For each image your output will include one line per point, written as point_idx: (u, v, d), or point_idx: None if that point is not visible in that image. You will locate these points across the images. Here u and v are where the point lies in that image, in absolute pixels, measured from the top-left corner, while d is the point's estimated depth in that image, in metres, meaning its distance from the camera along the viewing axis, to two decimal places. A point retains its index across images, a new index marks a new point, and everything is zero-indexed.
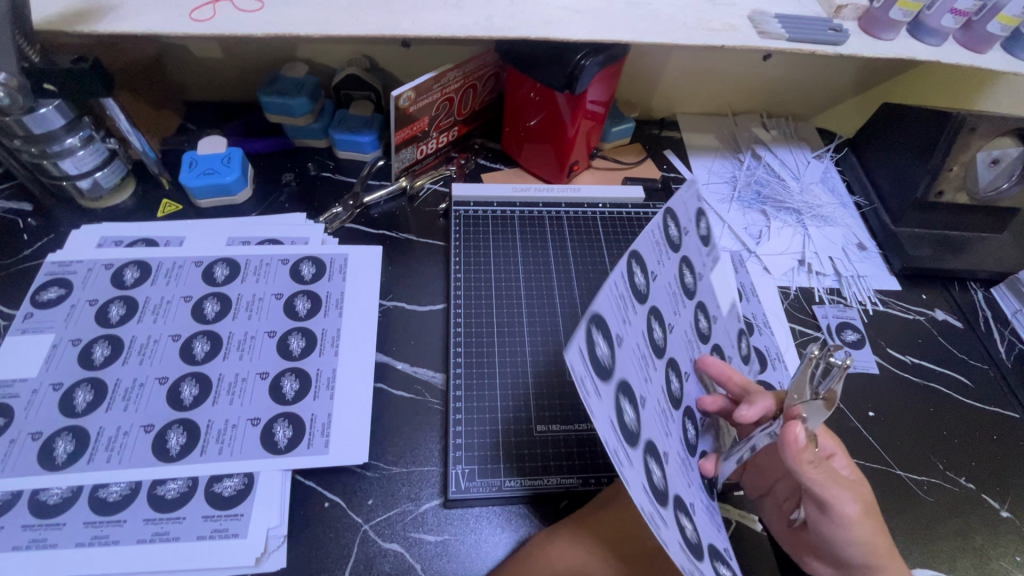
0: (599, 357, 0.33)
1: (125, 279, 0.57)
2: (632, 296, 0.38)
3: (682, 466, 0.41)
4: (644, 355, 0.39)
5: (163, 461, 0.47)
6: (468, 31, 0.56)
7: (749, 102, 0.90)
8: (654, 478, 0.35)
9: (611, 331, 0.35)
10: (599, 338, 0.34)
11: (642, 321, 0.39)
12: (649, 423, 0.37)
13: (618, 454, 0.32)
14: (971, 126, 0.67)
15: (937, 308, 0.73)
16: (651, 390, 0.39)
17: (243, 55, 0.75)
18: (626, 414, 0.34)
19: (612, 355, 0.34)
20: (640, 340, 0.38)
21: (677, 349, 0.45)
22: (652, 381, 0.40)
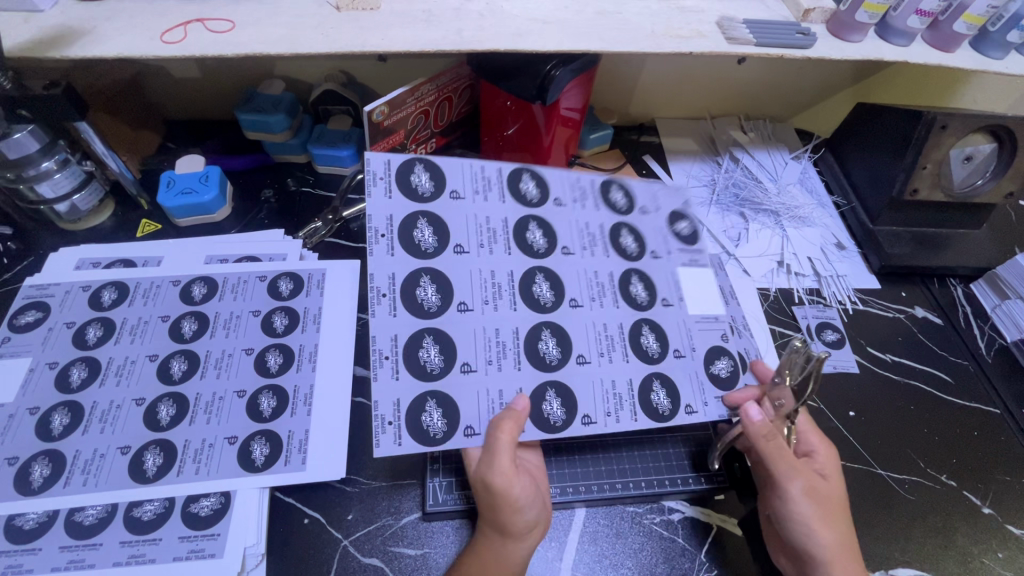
0: (526, 192, 0.55)
1: (103, 301, 0.58)
2: (593, 196, 0.57)
3: (488, 342, 0.49)
4: (485, 237, 0.52)
5: (140, 482, 0.47)
6: (437, 45, 0.57)
7: (727, 105, 0.91)
8: (414, 294, 0.48)
9: (557, 198, 0.56)
10: (529, 181, 0.55)
11: (567, 230, 0.55)
12: (450, 269, 0.50)
13: (490, 189, 0.53)
14: (942, 124, 0.67)
15: (917, 305, 0.73)
16: (478, 259, 0.51)
17: (220, 74, 0.75)
18: (532, 236, 0.53)
19: (534, 207, 0.55)
20: (581, 224, 0.56)
21: (578, 324, 0.52)
22: (489, 264, 0.51)
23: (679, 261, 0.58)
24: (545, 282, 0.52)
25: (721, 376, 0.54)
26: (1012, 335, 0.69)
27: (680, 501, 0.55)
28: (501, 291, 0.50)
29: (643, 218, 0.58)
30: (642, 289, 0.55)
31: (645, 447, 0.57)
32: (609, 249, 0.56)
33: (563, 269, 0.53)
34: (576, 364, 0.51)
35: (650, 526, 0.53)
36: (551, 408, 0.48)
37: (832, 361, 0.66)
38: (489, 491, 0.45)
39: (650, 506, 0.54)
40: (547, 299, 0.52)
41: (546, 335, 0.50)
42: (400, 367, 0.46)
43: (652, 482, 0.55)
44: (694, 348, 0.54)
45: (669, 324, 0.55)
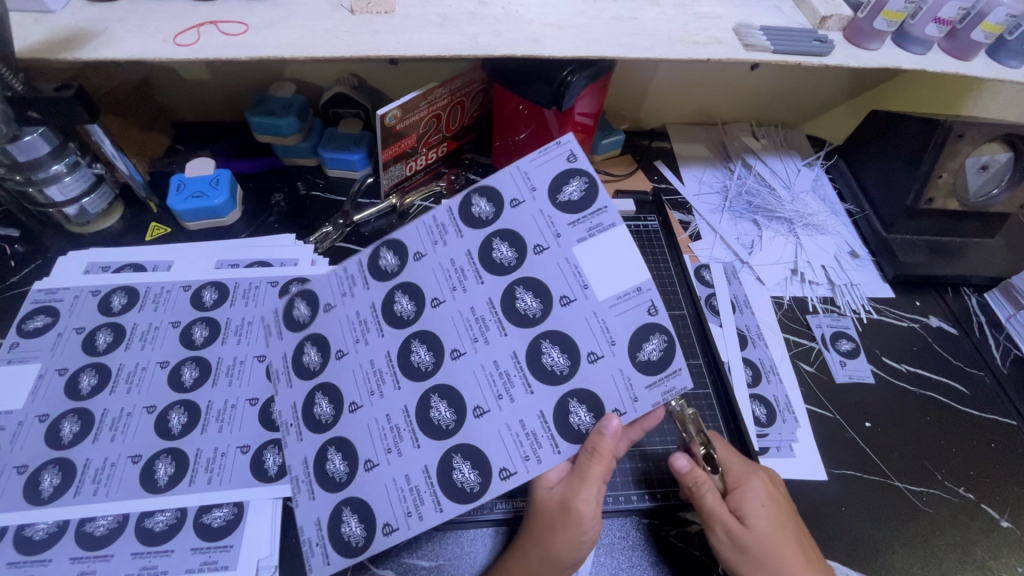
0: (385, 266, 0.51)
1: (113, 306, 0.57)
2: (453, 225, 0.50)
3: (381, 432, 0.47)
4: (360, 331, 0.51)
5: (151, 493, 0.46)
6: (453, 50, 0.56)
7: (738, 111, 0.90)
8: (314, 412, 0.50)
9: (414, 253, 0.50)
10: (386, 253, 0.51)
11: (433, 278, 0.49)
12: (336, 375, 0.50)
13: (351, 274, 0.53)
14: (959, 133, 0.67)
15: (932, 314, 0.73)
16: (356, 356, 0.50)
17: (230, 76, 0.74)
18: (398, 300, 0.50)
19: (396, 274, 0.51)
20: (447, 264, 0.49)
21: (464, 374, 0.47)
22: (365, 355, 0.50)
23: (575, 236, 0.45)
24: (422, 347, 0.49)
25: (652, 360, 0.44)
26: None
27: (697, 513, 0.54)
28: (382, 376, 0.49)
29: (514, 212, 0.48)
30: (534, 301, 0.46)
31: (663, 458, 0.57)
32: (482, 274, 0.48)
33: (438, 324, 0.48)
34: (477, 415, 0.45)
35: (667, 539, 0.53)
36: (463, 472, 0.45)
37: (847, 370, 0.66)
38: (567, 514, 0.44)
39: (667, 518, 0.54)
40: (429, 359, 0.48)
41: (435, 400, 0.47)
42: (313, 487, 0.47)
43: (669, 494, 0.55)
44: (613, 341, 0.44)
45: (574, 327, 0.45)
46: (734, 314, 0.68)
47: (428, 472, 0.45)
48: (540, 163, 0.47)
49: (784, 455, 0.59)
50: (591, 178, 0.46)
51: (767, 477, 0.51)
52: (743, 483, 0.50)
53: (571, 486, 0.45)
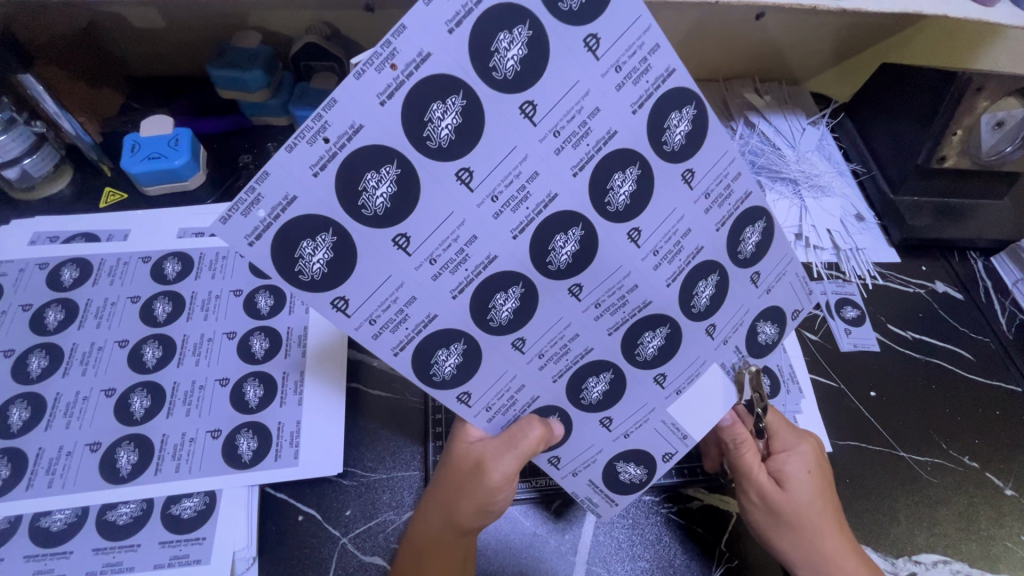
0: (668, 141, 0.36)
1: (63, 280, 0.52)
2: (727, 214, 0.40)
3: (446, 239, 0.34)
4: (508, 194, 0.34)
5: (113, 483, 0.43)
6: None
7: (740, 66, 0.85)
8: (294, 245, 0.32)
9: (692, 167, 0.37)
10: (687, 116, 0.36)
11: (663, 201, 0.38)
12: (477, 164, 0.33)
13: (627, 87, 0.33)
14: (977, 86, 0.63)
15: (938, 280, 0.70)
16: (527, 145, 0.33)
17: (186, 22, 0.67)
18: (616, 182, 0.36)
19: (659, 156, 0.36)
20: (672, 223, 0.39)
21: (549, 315, 0.40)
22: (463, 211, 0.34)
23: (722, 357, 0.46)
24: (572, 241, 0.38)
25: (621, 479, 0.47)
26: None
27: (699, 489, 0.52)
28: (521, 207, 0.35)
29: (741, 287, 0.44)
30: (658, 338, 0.43)
31: None
32: (676, 277, 0.41)
33: (608, 245, 0.38)
34: (512, 346, 0.40)
35: (666, 516, 0.50)
36: (444, 361, 0.38)
37: (852, 339, 0.63)
38: (473, 471, 0.42)
39: (667, 494, 0.51)
40: (561, 263, 0.38)
41: (508, 291, 0.38)
42: (269, 233, 0.31)
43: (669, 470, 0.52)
44: (627, 435, 0.46)
45: (633, 398, 0.45)
46: None
47: (428, 319, 0.36)
48: (794, 288, 0.46)
49: None
50: (779, 338, 0.48)
51: (815, 446, 0.49)
52: (789, 448, 0.48)
53: (495, 447, 0.41)
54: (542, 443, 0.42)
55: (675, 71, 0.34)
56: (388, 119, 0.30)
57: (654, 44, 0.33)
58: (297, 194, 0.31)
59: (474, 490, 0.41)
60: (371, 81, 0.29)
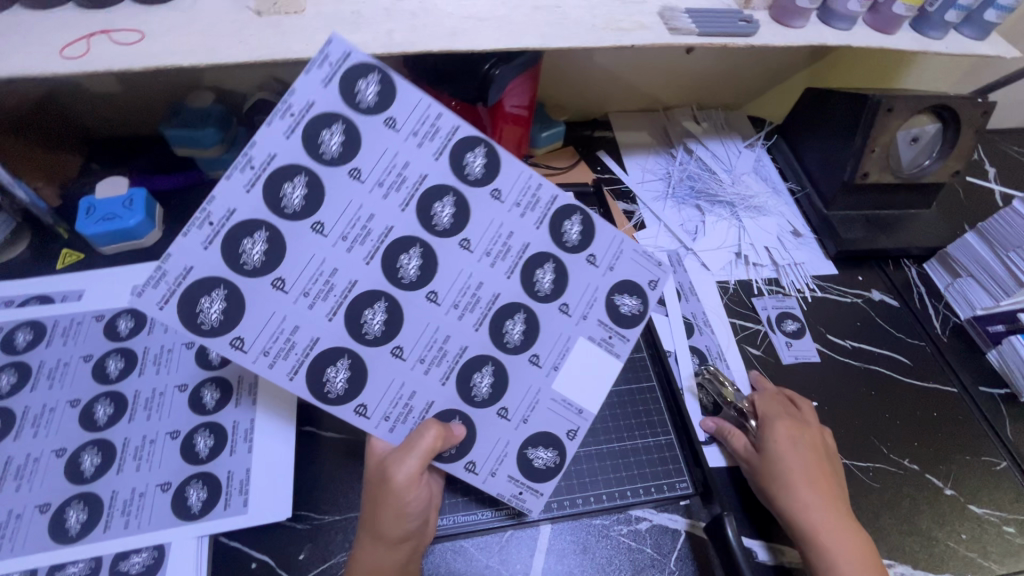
0: (469, 173, 0.44)
1: (16, 343, 0.53)
2: (542, 211, 0.46)
3: (313, 275, 0.41)
4: (354, 233, 0.42)
5: (62, 543, 0.43)
6: (367, 49, 0.55)
7: (678, 96, 0.89)
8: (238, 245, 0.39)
9: (592, 253, 0.48)
10: (577, 223, 0.47)
11: (482, 225, 0.45)
12: (331, 185, 0.40)
13: (426, 145, 0.42)
14: (887, 107, 0.67)
15: (874, 289, 0.73)
16: (361, 192, 0.41)
17: (141, 87, 0.70)
18: (471, 160, 0.43)
19: (466, 185, 0.44)
20: (501, 232, 0.45)
21: (416, 319, 0.45)
22: (321, 252, 0.41)
23: (587, 331, 0.49)
24: (416, 257, 0.44)
25: (536, 465, 0.49)
26: (965, 313, 0.71)
27: (648, 509, 0.53)
28: (366, 236, 0.42)
29: (584, 266, 0.48)
30: (520, 319, 0.48)
31: (607, 457, 0.55)
32: (513, 270, 0.46)
33: (446, 257, 0.45)
34: (391, 354, 0.45)
35: (618, 539, 0.51)
36: (335, 377, 0.44)
37: (793, 351, 0.66)
38: (382, 484, 0.43)
39: (617, 517, 0.52)
40: (412, 276, 0.44)
41: (376, 307, 0.44)
42: (213, 239, 0.38)
43: (614, 493, 0.53)
44: (524, 421, 0.49)
45: (518, 383, 0.48)
46: (679, 301, 0.67)
47: (316, 342, 0.42)
48: (636, 258, 0.49)
49: None
50: (643, 313, 0.50)
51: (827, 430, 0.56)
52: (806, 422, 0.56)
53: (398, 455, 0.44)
54: (439, 437, 0.44)
55: (461, 126, 0.42)
56: (290, 146, 0.39)
57: (440, 113, 0.41)
58: (235, 208, 0.39)
59: (393, 503, 0.43)
60: (278, 124, 0.38)
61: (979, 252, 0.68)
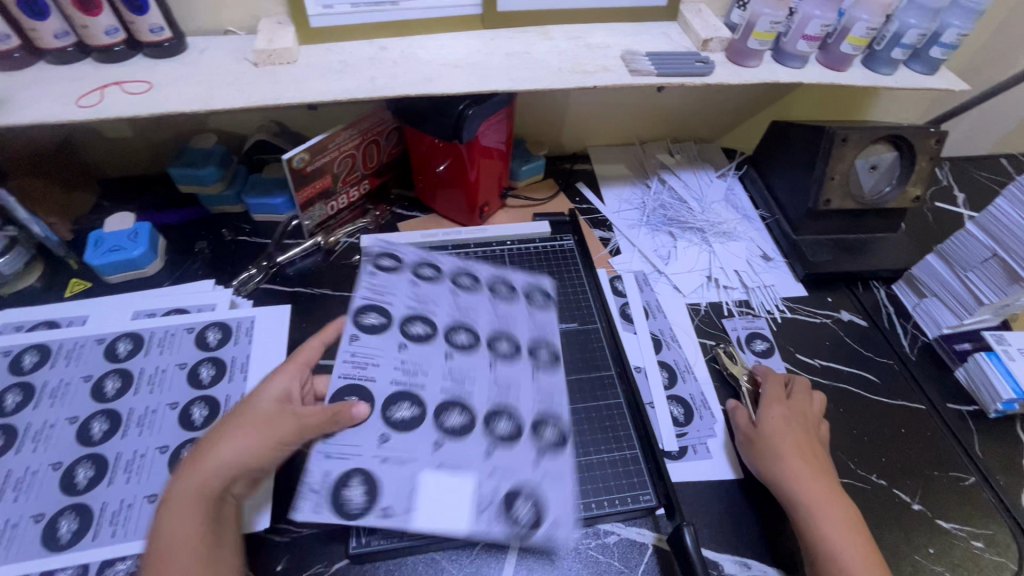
0: (538, 354, 0.63)
1: (23, 364, 0.57)
2: (547, 406, 0.58)
3: (417, 296, 0.65)
4: (456, 313, 0.65)
5: (52, 551, 0.46)
6: (352, 94, 0.61)
7: (654, 130, 0.95)
8: (389, 257, 0.69)
9: (540, 445, 0.55)
10: (552, 434, 0.56)
11: (511, 373, 0.60)
12: (447, 288, 0.67)
13: (534, 318, 0.66)
14: (842, 137, 0.72)
15: (842, 309, 0.76)
16: (466, 297, 0.67)
17: (152, 130, 0.77)
18: (542, 358, 0.62)
19: (528, 341, 0.64)
20: (508, 390, 0.59)
21: (433, 360, 0.60)
22: (434, 293, 0.66)
23: (480, 482, 0.51)
24: (463, 336, 0.63)
25: (344, 501, 0.49)
26: (932, 331, 0.73)
27: (616, 523, 0.55)
28: (460, 309, 0.65)
29: (521, 447, 0.54)
30: (463, 419, 0.55)
31: (574, 471, 0.56)
32: (501, 399, 0.58)
33: (473, 359, 0.60)
34: (396, 344, 0.60)
35: (585, 551, 0.53)
36: (371, 317, 0.62)
37: None
38: (256, 431, 0.48)
39: (585, 531, 0.54)
40: (460, 343, 0.62)
41: (420, 325, 0.62)
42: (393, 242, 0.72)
43: (579, 505, 0.54)
44: (385, 460, 0.51)
45: (411, 442, 0.53)
46: (647, 319, 0.71)
47: (389, 307, 0.63)
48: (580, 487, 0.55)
49: (701, 457, 0.60)
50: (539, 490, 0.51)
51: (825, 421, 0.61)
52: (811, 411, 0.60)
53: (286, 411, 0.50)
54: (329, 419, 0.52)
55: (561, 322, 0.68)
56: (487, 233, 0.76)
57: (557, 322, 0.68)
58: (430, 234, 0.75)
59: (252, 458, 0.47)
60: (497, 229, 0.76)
61: (940, 272, 0.71)
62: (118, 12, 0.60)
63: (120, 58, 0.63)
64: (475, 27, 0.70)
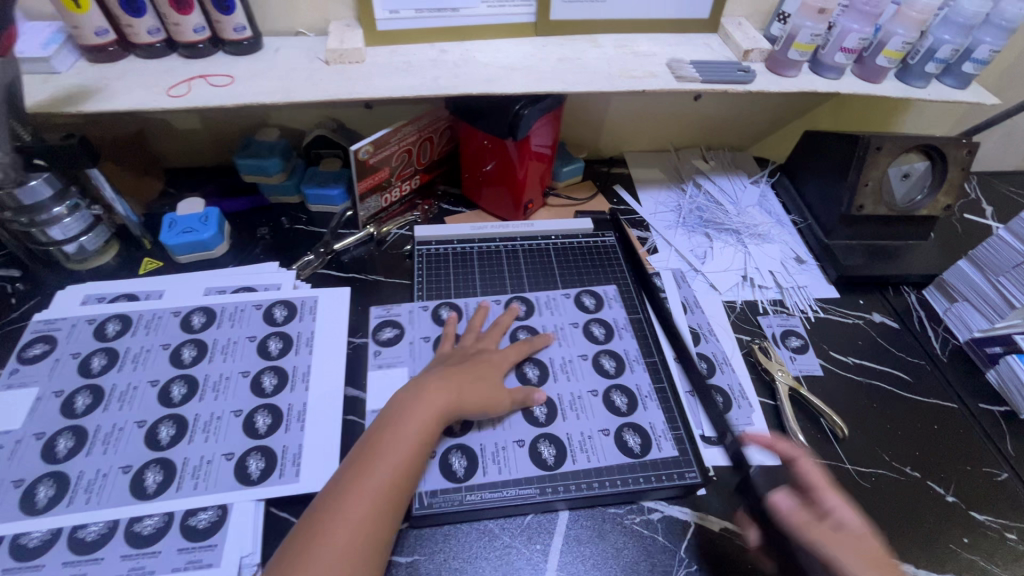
0: (629, 439, 0.59)
1: (107, 332, 0.61)
2: (571, 453, 0.58)
3: (582, 316, 0.70)
4: (625, 355, 0.67)
5: (140, 499, 0.49)
6: (417, 91, 0.66)
7: (689, 138, 0.99)
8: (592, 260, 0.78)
9: (522, 446, 0.58)
10: (547, 448, 0.58)
11: (595, 417, 0.61)
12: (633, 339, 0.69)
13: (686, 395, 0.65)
14: (876, 145, 0.76)
15: (875, 311, 0.78)
16: (623, 348, 0.68)
17: (220, 124, 0.82)
18: (630, 440, 0.59)
19: (626, 412, 0.62)
20: (567, 423, 0.60)
21: (551, 363, 0.65)
22: (599, 317, 0.71)
23: (485, 438, 0.58)
24: (604, 366, 0.66)
25: (253, 428, 0.55)
26: (963, 335, 0.74)
27: (660, 501, 0.57)
28: (623, 355, 0.67)
29: (517, 443, 0.58)
30: (464, 462, 0.56)
31: (621, 447, 0.59)
32: (558, 414, 0.61)
33: (583, 382, 0.64)
34: (525, 324, 0.69)
35: (631, 526, 0.56)
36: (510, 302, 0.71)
37: (796, 365, 0.70)
38: (401, 423, 0.51)
39: (630, 507, 0.57)
40: (603, 367, 0.66)
41: (566, 337, 0.68)
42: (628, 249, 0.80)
43: (627, 480, 0.57)
44: (378, 365, 0.62)
45: (403, 356, 0.63)
46: (685, 314, 0.74)
47: (556, 304, 0.71)
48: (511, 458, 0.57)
49: (741, 444, 0.62)
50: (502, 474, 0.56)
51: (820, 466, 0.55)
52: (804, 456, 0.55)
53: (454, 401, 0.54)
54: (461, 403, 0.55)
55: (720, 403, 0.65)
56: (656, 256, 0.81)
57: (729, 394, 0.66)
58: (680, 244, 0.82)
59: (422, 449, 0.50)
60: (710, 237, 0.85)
61: (972, 277, 0.73)
62: (205, 11, 0.66)
63: (202, 54, 0.68)
64: (529, 34, 0.75)
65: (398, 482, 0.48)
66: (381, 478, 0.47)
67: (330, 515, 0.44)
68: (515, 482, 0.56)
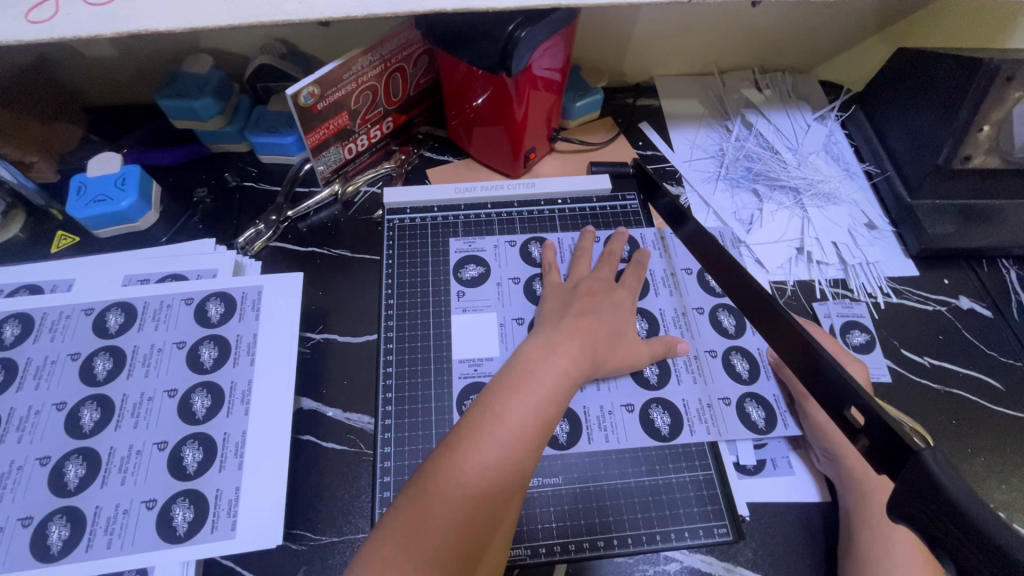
0: (755, 419, 0.52)
1: (3, 337, 0.50)
2: (688, 421, 0.51)
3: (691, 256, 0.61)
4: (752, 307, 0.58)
5: (43, 562, 0.41)
6: (369, 9, 0.47)
7: (739, 56, 0.77)
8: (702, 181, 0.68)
9: (632, 410, 0.51)
10: (663, 413, 0.51)
11: (718, 379, 0.53)
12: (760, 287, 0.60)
13: None
14: (1008, 74, 0.56)
15: (962, 295, 0.62)
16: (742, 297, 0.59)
17: (137, 50, 0.64)
18: (754, 414, 0.52)
19: (746, 382, 0.54)
20: (685, 388, 0.53)
21: (658, 312, 0.57)
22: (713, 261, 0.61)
23: (589, 401, 0.51)
24: (727, 317, 0.57)
25: (181, 466, 0.45)
26: None
27: (680, 549, 0.47)
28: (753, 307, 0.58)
29: (627, 414, 0.51)
30: (567, 427, 0.50)
31: (635, 494, 0.48)
32: (678, 377, 0.53)
33: (705, 329, 0.56)
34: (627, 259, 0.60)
35: None
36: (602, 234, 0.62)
37: None
38: (531, 369, 0.44)
39: (642, 556, 0.47)
40: (724, 326, 0.57)
41: (682, 277, 0.60)
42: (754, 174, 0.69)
43: (641, 537, 0.47)
44: (464, 309, 0.56)
45: (499, 295, 0.57)
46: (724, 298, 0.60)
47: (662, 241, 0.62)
48: (623, 426, 0.50)
49: (782, 473, 0.50)
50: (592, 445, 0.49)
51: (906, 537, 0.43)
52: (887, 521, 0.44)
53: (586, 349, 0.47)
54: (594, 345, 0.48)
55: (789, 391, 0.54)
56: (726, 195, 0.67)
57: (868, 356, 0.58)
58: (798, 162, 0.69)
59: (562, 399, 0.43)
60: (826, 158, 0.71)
61: None
62: None
63: None
64: None
65: (541, 426, 0.41)
66: (518, 427, 0.40)
67: (466, 445, 0.39)
68: (624, 453, 0.50)
